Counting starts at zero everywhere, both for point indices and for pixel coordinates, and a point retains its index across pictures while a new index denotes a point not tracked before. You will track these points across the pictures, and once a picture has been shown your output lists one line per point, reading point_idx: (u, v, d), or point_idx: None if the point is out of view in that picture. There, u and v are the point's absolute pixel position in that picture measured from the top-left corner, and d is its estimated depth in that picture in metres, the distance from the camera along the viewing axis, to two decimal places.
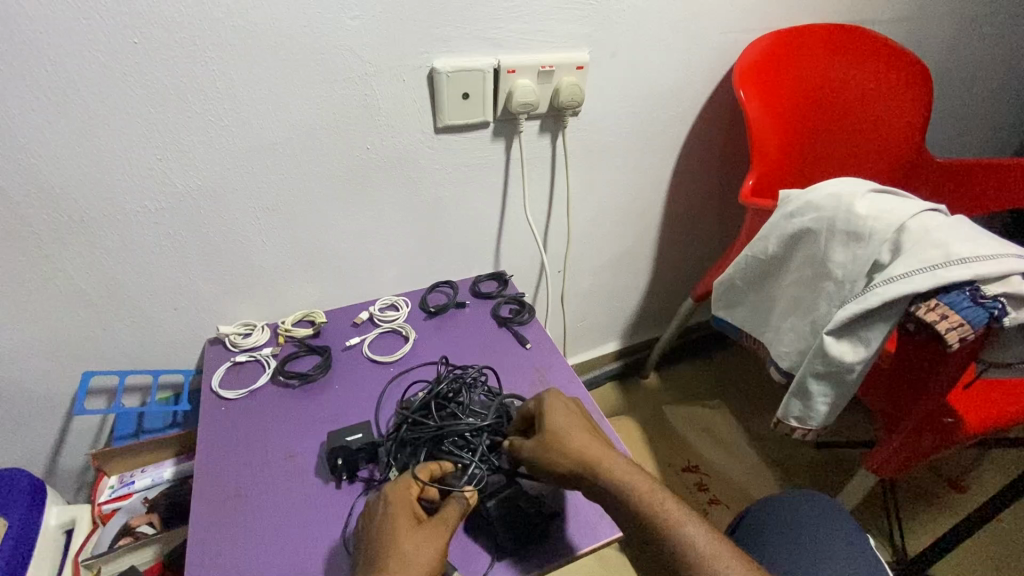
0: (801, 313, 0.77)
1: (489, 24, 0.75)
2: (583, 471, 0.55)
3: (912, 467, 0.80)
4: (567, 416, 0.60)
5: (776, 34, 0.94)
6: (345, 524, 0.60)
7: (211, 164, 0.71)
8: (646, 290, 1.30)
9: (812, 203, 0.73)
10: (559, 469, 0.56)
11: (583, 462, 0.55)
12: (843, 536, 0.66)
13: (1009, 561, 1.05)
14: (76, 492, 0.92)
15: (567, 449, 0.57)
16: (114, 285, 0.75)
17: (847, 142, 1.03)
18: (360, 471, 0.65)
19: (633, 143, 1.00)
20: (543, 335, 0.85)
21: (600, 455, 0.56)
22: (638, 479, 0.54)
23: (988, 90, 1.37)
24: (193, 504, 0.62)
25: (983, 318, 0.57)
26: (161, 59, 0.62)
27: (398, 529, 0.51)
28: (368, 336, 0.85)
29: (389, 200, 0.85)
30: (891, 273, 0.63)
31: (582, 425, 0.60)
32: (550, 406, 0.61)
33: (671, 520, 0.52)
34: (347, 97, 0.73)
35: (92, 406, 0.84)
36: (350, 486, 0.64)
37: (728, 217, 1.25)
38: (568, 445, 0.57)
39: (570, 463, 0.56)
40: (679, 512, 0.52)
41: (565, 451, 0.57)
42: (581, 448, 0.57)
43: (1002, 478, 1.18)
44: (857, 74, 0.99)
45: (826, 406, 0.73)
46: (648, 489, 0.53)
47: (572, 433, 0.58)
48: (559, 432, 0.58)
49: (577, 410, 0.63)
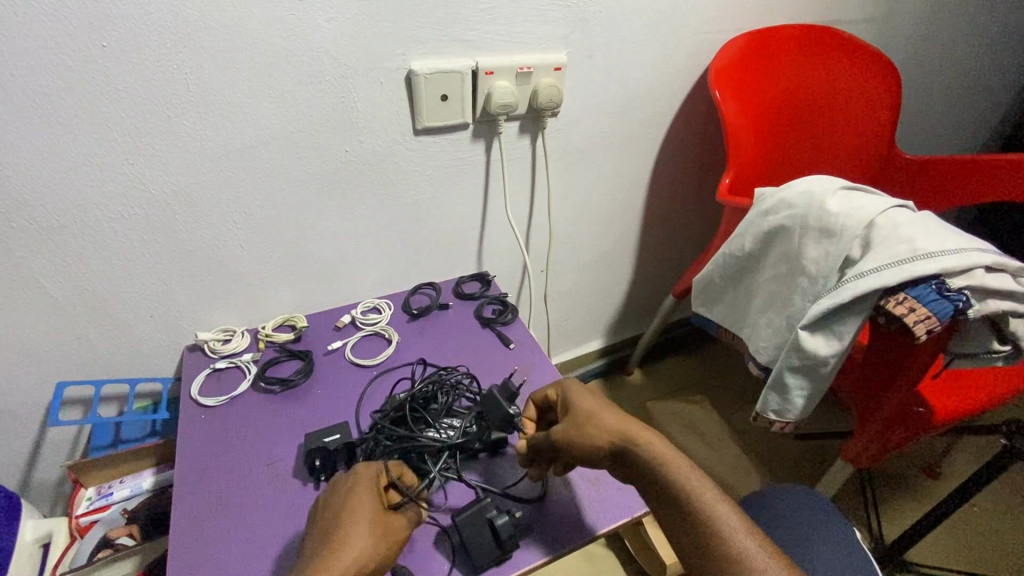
0: (778, 309, 0.79)
1: (465, 26, 0.75)
2: (620, 447, 0.56)
3: (886, 456, 0.82)
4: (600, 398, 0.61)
5: (749, 35, 0.96)
6: None
7: (186, 168, 0.70)
8: (628, 288, 1.31)
9: (785, 200, 0.75)
10: (596, 445, 0.56)
11: (622, 435, 0.56)
12: (819, 523, 0.68)
13: (984, 548, 1.08)
14: (52, 506, 0.90)
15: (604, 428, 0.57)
16: (87, 293, 0.74)
17: (818, 141, 1.05)
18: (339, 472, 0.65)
19: (612, 144, 1.01)
20: (526, 334, 0.86)
21: (636, 431, 0.57)
22: (674, 454, 0.55)
23: (955, 85, 1.40)
24: (174, 510, 0.61)
25: (948, 311, 0.59)
26: (130, 62, 0.61)
27: (358, 510, 0.51)
28: (350, 340, 0.85)
29: (369, 202, 0.85)
30: (861, 269, 0.64)
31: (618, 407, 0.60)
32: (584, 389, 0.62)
33: (705, 496, 0.51)
34: (325, 100, 0.73)
35: (67, 417, 0.82)
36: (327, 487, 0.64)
37: (707, 214, 1.27)
38: (606, 419, 0.58)
39: (609, 437, 0.56)
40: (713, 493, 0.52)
41: (603, 426, 0.57)
42: (618, 424, 0.57)
43: (973, 465, 1.21)
44: (827, 73, 1.02)
45: (803, 399, 0.74)
46: (682, 466, 0.54)
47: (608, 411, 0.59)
48: (594, 411, 0.58)
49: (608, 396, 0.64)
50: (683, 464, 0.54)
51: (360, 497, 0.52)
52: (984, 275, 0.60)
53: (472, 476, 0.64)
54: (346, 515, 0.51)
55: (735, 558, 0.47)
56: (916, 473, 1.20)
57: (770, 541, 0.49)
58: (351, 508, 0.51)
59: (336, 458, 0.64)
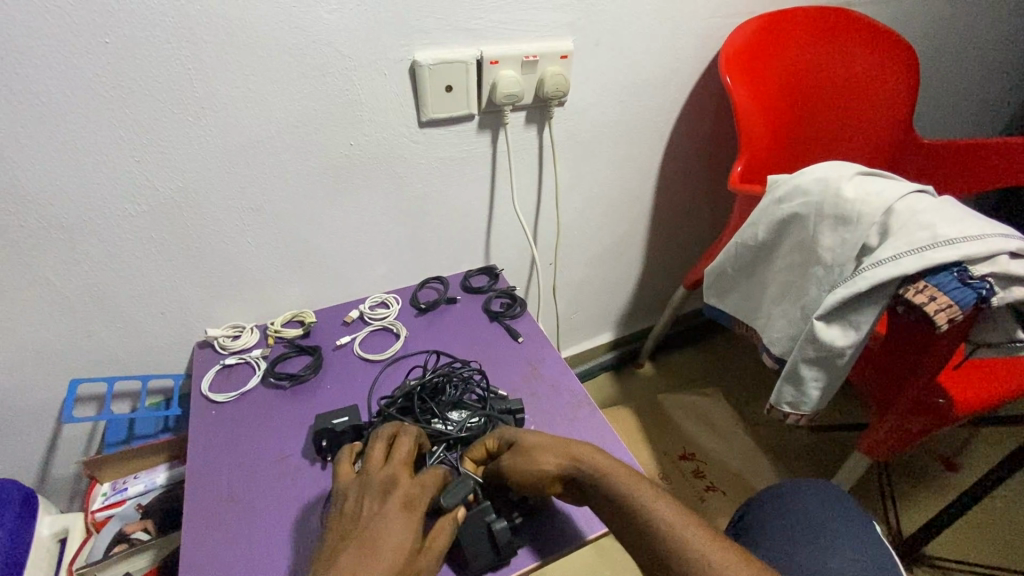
0: (792, 299, 0.77)
1: (469, 15, 0.74)
2: (570, 468, 0.56)
3: (903, 449, 0.81)
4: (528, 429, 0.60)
5: (761, 19, 0.94)
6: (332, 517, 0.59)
7: (193, 165, 0.70)
8: (638, 279, 1.29)
9: (799, 187, 0.73)
10: (541, 474, 0.55)
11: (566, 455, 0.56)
12: (839, 518, 0.66)
13: (1006, 541, 1.06)
14: (70, 500, 0.92)
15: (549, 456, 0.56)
16: (97, 290, 0.74)
17: (833, 127, 1.03)
18: None
19: (620, 133, 0.99)
20: (535, 328, 0.85)
21: (573, 449, 0.57)
22: (616, 465, 0.55)
23: (975, 66, 1.36)
24: (187, 508, 0.61)
25: (971, 299, 0.57)
26: (133, 58, 0.61)
27: (402, 524, 0.49)
28: (358, 335, 0.84)
29: (374, 196, 0.85)
30: (879, 257, 0.62)
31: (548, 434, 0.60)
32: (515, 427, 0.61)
33: (650, 500, 0.53)
34: (328, 93, 0.72)
35: (81, 414, 0.83)
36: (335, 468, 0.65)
37: (719, 203, 1.25)
38: (543, 446, 0.57)
39: (557, 461, 0.56)
40: (652, 494, 0.53)
41: (549, 452, 0.57)
42: (561, 448, 0.57)
43: (994, 456, 1.19)
44: (842, 56, 0.99)
45: (818, 391, 0.73)
46: (623, 474, 0.54)
47: (544, 436, 0.59)
48: (531, 443, 0.58)
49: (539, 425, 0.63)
50: (625, 475, 0.54)
51: (409, 509, 0.51)
52: (1008, 262, 0.58)
53: None
54: (384, 526, 0.49)
55: (697, 559, 0.48)
56: (936, 465, 1.17)
57: (713, 529, 0.51)
58: (402, 517, 0.50)
59: (344, 439, 0.65)
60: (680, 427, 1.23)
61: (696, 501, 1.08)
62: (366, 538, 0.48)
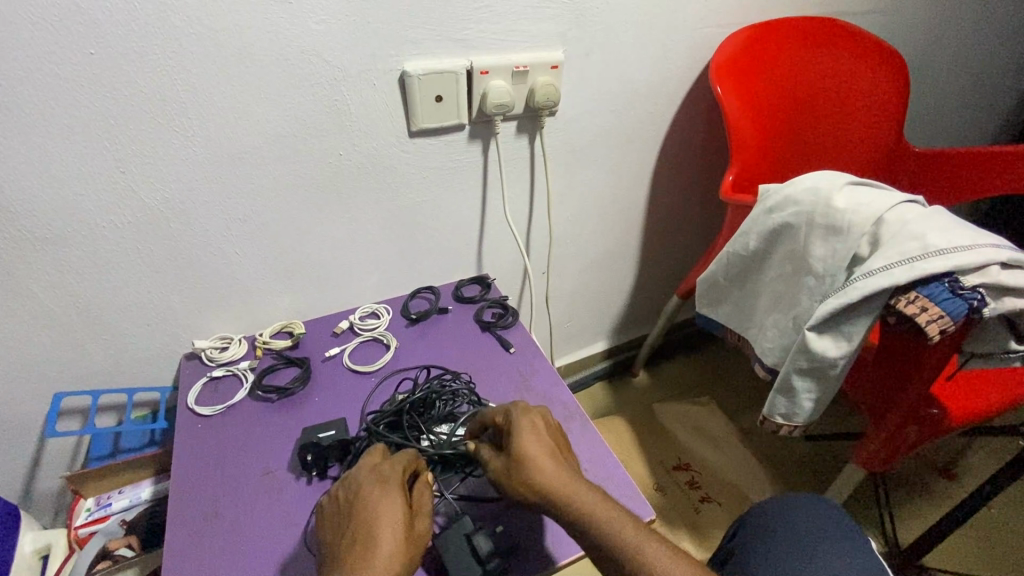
0: (784, 309, 0.77)
1: (460, 25, 0.74)
2: (547, 499, 0.52)
3: (898, 460, 0.80)
4: (548, 428, 0.58)
5: (751, 29, 0.94)
6: (306, 531, 0.59)
7: (179, 175, 0.69)
8: (632, 288, 1.29)
9: (790, 197, 0.73)
10: (519, 494, 0.53)
11: (543, 489, 0.52)
12: (829, 531, 0.66)
13: (1002, 551, 1.05)
14: (53, 516, 0.90)
15: (555, 468, 0.53)
16: (82, 302, 0.73)
17: (824, 135, 1.03)
18: (331, 468, 0.65)
19: (612, 142, 0.99)
20: (526, 338, 0.84)
21: (554, 482, 0.52)
22: (598, 502, 0.51)
23: (966, 74, 1.37)
24: (171, 521, 0.60)
25: (962, 310, 0.57)
26: (117, 69, 0.60)
27: (382, 505, 0.51)
28: (348, 346, 0.83)
29: (364, 206, 0.84)
30: (870, 267, 0.62)
31: (547, 447, 0.55)
32: (518, 423, 0.56)
33: (640, 543, 0.48)
34: (317, 103, 0.72)
35: (65, 428, 0.82)
36: (320, 482, 0.64)
37: (712, 211, 1.24)
38: (530, 471, 0.53)
39: (533, 491, 0.52)
40: (639, 535, 0.49)
41: (533, 478, 0.53)
42: (544, 472, 0.53)
43: (990, 465, 1.18)
44: (832, 66, 0.99)
45: (811, 402, 0.72)
46: (606, 515, 0.50)
47: (536, 457, 0.54)
48: (519, 455, 0.54)
49: (546, 422, 0.58)
50: (626, 517, 0.50)
51: (392, 486, 0.53)
52: (999, 272, 0.58)
53: (470, 486, 0.63)
54: (372, 516, 0.50)
55: None
56: (931, 474, 1.17)
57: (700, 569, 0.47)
58: (375, 498, 0.52)
59: (329, 454, 0.64)
60: (674, 436, 1.22)
61: (691, 512, 1.07)
62: (360, 546, 0.49)
